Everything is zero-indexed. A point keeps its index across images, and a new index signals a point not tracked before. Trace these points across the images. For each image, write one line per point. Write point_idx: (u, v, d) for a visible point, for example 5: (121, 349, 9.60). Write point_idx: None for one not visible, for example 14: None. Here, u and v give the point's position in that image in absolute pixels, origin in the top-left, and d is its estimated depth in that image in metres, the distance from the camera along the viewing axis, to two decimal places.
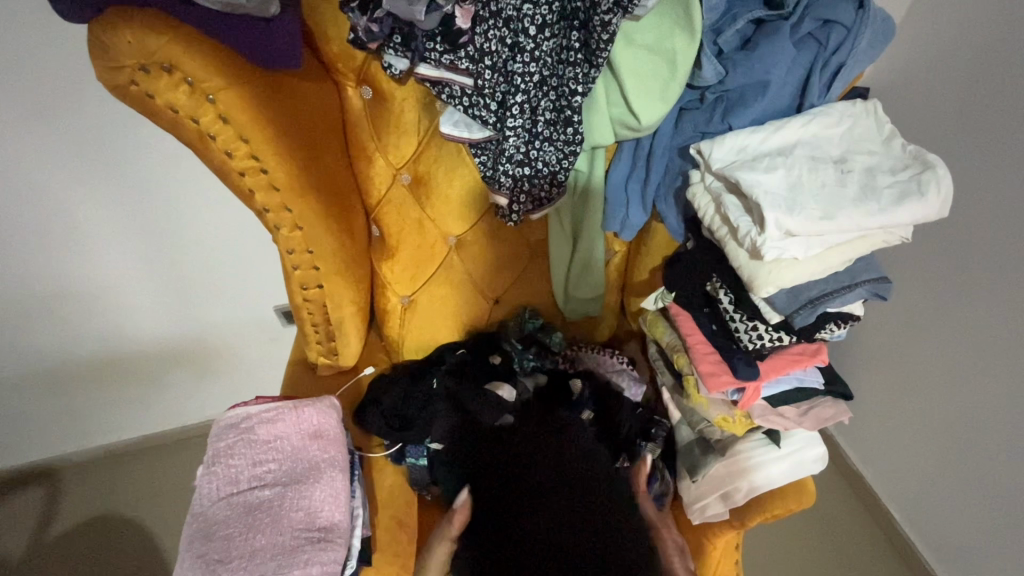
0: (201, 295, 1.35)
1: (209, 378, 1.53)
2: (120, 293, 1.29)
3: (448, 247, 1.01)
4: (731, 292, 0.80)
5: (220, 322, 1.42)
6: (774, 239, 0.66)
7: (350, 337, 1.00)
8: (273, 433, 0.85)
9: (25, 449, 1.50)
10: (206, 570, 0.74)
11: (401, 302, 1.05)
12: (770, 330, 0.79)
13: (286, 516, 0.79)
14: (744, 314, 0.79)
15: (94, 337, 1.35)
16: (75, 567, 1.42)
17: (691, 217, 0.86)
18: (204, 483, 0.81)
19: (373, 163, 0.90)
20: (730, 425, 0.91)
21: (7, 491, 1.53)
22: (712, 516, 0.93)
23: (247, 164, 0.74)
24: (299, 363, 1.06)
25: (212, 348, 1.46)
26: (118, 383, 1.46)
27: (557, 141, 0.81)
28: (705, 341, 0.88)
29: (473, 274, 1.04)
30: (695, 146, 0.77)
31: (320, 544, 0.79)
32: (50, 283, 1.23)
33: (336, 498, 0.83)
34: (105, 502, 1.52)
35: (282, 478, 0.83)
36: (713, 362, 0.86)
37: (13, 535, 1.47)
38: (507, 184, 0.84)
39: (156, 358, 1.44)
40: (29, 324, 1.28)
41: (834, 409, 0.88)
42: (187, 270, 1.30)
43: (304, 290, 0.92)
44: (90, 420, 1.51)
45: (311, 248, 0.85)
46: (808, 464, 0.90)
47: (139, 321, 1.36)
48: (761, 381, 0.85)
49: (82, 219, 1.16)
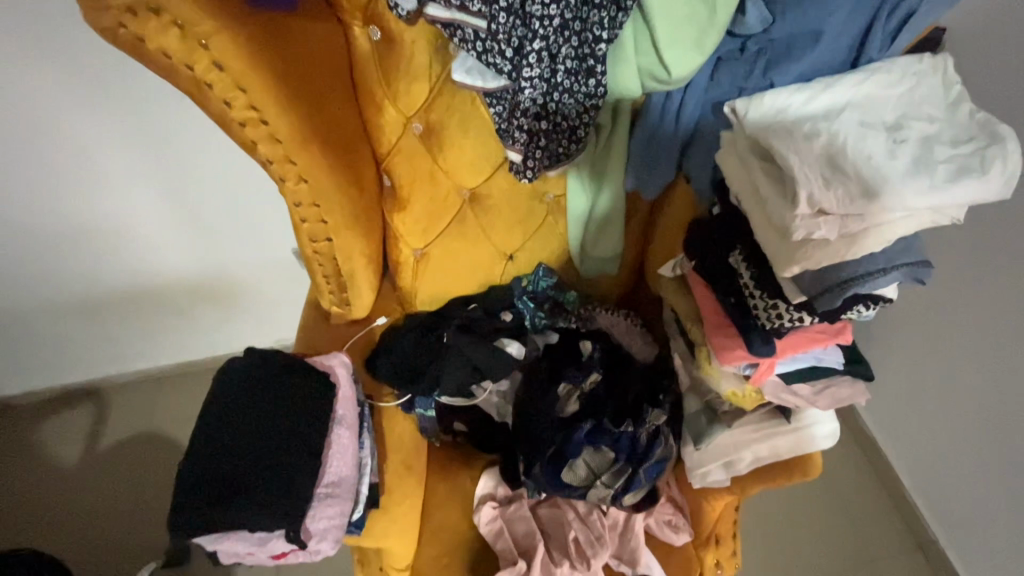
0: (220, 235, 1.36)
1: (233, 317, 1.57)
2: (144, 231, 1.32)
3: (462, 200, 0.98)
4: (754, 268, 0.74)
5: (242, 261, 1.44)
6: (804, 217, 0.59)
7: (362, 288, 0.99)
8: (210, 394, 0.75)
9: (72, 372, 1.61)
10: (212, 496, 0.68)
11: (413, 255, 1.03)
12: (790, 311, 0.72)
13: (213, 475, 0.69)
14: (764, 292, 0.73)
15: (122, 270, 1.39)
16: (120, 477, 1.56)
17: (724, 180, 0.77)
18: (216, 412, 0.73)
19: (383, 111, 0.86)
20: (739, 400, 0.86)
21: (58, 408, 1.65)
22: (713, 481, 0.94)
23: (247, 115, 0.70)
24: (311, 309, 1.06)
25: (234, 286, 1.49)
26: (148, 317, 1.51)
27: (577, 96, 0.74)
28: (717, 312, 0.84)
29: (487, 227, 1.01)
30: (729, 104, 0.70)
31: (326, 496, 0.74)
32: (75, 217, 1.25)
33: (342, 453, 0.77)
34: (146, 421, 1.63)
35: (210, 428, 0.72)
36: (727, 335, 0.81)
37: (69, 445, 1.60)
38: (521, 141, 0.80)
39: (184, 294, 1.48)
40: (59, 255, 1.32)
41: (851, 389, 0.81)
42: (204, 210, 1.30)
43: (314, 242, 0.91)
44: (128, 348, 1.59)
45: (319, 202, 0.83)
46: (818, 440, 0.90)
47: (163, 258, 1.38)
48: (775, 358, 0.79)
49: (100, 157, 1.16)
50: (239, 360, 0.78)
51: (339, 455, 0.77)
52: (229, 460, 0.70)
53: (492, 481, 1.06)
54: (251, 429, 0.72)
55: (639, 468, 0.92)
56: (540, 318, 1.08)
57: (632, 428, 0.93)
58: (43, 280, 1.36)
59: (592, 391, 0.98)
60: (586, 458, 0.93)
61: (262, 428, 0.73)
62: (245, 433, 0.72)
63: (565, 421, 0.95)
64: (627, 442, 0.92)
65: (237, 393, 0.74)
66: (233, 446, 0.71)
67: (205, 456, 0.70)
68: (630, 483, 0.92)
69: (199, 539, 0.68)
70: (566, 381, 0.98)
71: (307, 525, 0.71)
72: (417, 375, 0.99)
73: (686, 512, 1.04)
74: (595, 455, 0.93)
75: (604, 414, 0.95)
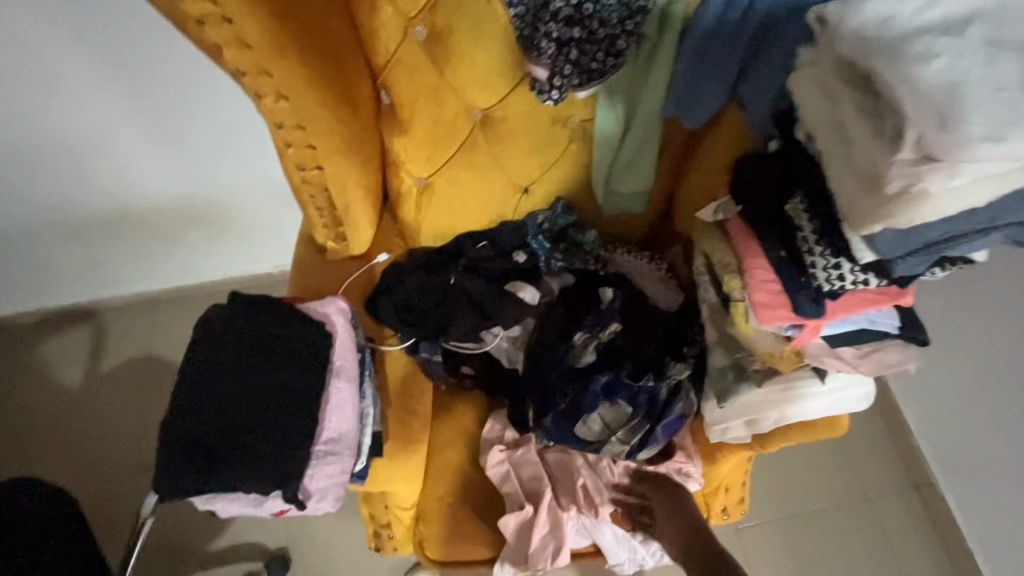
0: (202, 151, 1.21)
1: (221, 243, 1.44)
2: (116, 144, 1.18)
3: (473, 123, 0.85)
4: (818, 220, 0.64)
5: (228, 183, 1.29)
6: (906, 162, 0.48)
7: (359, 224, 0.89)
8: (192, 346, 0.68)
9: (54, 297, 1.50)
10: (200, 458, 0.62)
11: (416, 184, 0.91)
12: (856, 272, 0.64)
13: (199, 433, 0.63)
14: (828, 249, 0.63)
15: (97, 187, 1.25)
16: (111, 406, 1.45)
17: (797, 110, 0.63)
18: (199, 366, 0.66)
19: (378, 11, 0.74)
20: (775, 363, 0.78)
21: (34, 337, 1.51)
22: (731, 437, 0.89)
23: (209, 12, 0.61)
24: (304, 244, 0.96)
25: (219, 211, 1.35)
26: (128, 241, 1.39)
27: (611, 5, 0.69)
28: (765, 266, 0.71)
29: (500, 156, 0.88)
30: (816, 11, 0.58)
31: (324, 454, 0.68)
32: (35, 129, 1.11)
33: (341, 408, 0.71)
34: (149, 344, 1.52)
35: (195, 383, 0.65)
36: (771, 292, 0.70)
37: (70, 363, 1.50)
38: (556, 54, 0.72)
39: (167, 215, 1.34)
40: (23, 170, 1.19)
41: (901, 356, 0.74)
42: (182, 122, 1.15)
43: (302, 171, 0.79)
44: (112, 272, 1.47)
45: (303, 124, 0.72)
46: (851, 403, 0.84)
47: (140, 175, 1.24)
48: (824, 320, 0.71)
49: (58, 54, 1.02)
50: (223, 307, 0.71)
51: (338, 409, 0.70)
52: (215, 417, 0.64)
53: (499, 425, 1.01)
54: (241, 384, 0.66)
55: (657, 425, 0.87)
56: (559, 256, 0.98)
57: (652, 382, 0.88)
58: (9, 199, 1.24)
59: (610, 341, 0.91)
60: (601, 412, 0.88)
61: (251, 383, 0.66)
62: (233, 389, 0.65)
63: (580, 372, 0.89)
64: (646, 398, 0.87)
65: (222, 344, 0.67)
66: (221, 403, 0.65)
67: (191, 415, 0.64)
68: (647, 439, 0.87)
69: (191, 500, 0.65)
70: (582, 330, 0.91)
71: (305, 484, 0.67)
72: (421, 318, 0.92)
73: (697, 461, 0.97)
74: (611, 410, 0.88)
75: (623, 366, 0.89)
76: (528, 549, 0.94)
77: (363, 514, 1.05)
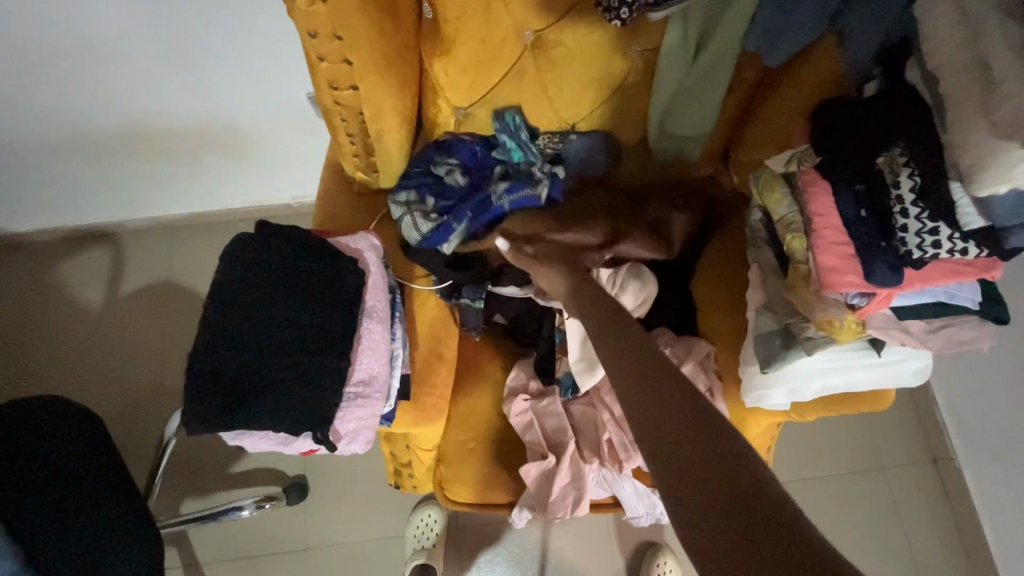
0: (219, 70, 1.11)
1: (240, 170, 1.38)
2: (124, 59, 1.06)
3: (522, 46, 0.79)
4: (919, 173, 0.57)
5: (248, 105, 1.20)
6: None
7: (393, 155, 0.83)
8: (215, 278, 0.64)
9: (68, 218, 1.45)
10: (230, 401, 0.59)
11: (455, 115, 0.85)
12: (952, 239, 0.58)
13: (228, 371, 0.60)
14: (925, 211, 0.57)
15: (106, 105, 1.15)
16: (134, 331, 1.44)
17: (917, 48, 0.58)
18: (224, 303, 0.62)
19: None
20: (835, 332, 0.70)
21: (53, 257, 1.49)
22: (770, 405, 0.83)
23: None
24: (331, 174, 0.90)
25: (240, 135, 1.27)
26: (143, 163, 1.32)
27: (512, 141, 0.84)
28: (838, 228, 0.63)
29: (549, 85, 0.82)
30: None
31: (355, 397, 0.66)
32: (32, 36, 0.99)
33: (373, 349, 0.68)
34: (167, 270, 1.49)
35: (221, 320, 0.61)
36: (841, 256, 0.62)
37: (88, 286, 1.48)
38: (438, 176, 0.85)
39: (183, 139, 1.26)
40: (24, 82, 1.07)
41: (976, 333, 0.68)
42: (198, 38, 1.04)
43: (336, 91, 0.72)
44: (127, 195, 1.41)
45: (342, 34, 0.65)
46: (904, 377, 0.79)
47: (153, 93, 1.14)
48: (898, 289, 0.64)
49: None
50: (249, 237, 0.67)
51: (370, 352, 0.68)
52: (243, 356, 0.61)
53: (524, 373, 0.99)
54: (272, 321, 0.62)
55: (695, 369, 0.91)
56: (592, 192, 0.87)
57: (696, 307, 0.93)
58: (11, 113, 1.13)
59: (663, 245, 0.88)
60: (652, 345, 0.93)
61: (281, 319, 0.63)
62: (262, 327, 0.62)
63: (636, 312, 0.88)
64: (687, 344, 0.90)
65: (250, 281, 0.63)
66: (250, 342, 0.61)
67: (217, 352, 0.60)
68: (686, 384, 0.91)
69: (220, 435, 0.63)
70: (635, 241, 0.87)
71: (336, 425, 0.65)
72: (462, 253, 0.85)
73: None
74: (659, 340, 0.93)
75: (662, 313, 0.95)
76: (549, 497, 0.92)
77: (384, 452, 1.06)
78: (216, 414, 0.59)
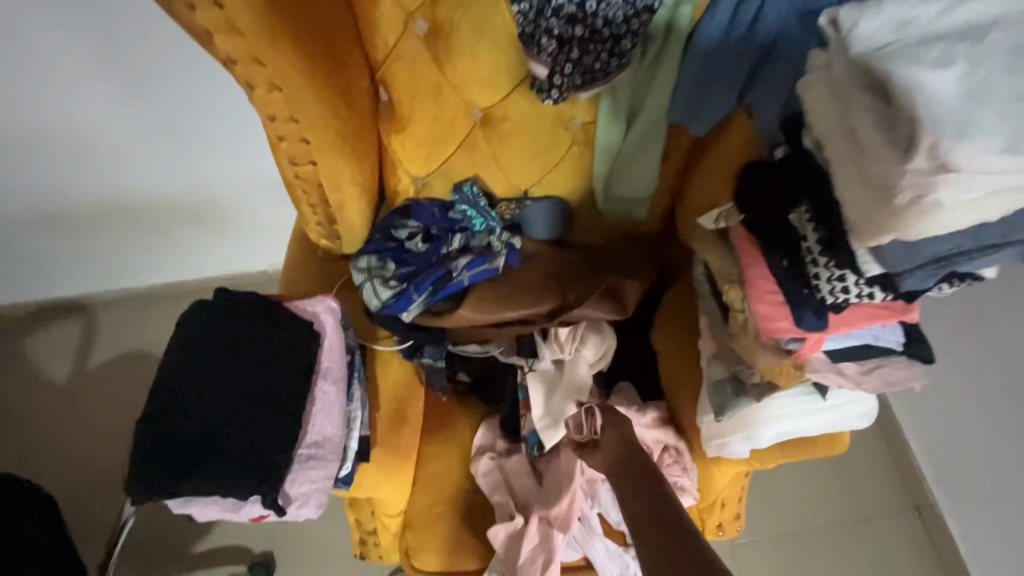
0: (196, 147, 1.18)
1: (216, 240, 1.42)
2: (108, 138, 1.14)
3: (473, 121, 0.83)
4: (823, 228, 0.61)
5: (223, 177, 1.26)
6: (919, 171, 0.47)
7: (354, 221, 0.88)
8: (173, 342, 0.66)
9: (44, 291, 1.47)
10: (177, 466, 0.59)
11: (413, 184, 0.89)
12: (861, 285, 0.62)
13: (176, 436, 0.60)
14: (832, 260, 0.61)
15: (88, 182, 1.22)
16: (99, 403, 1.42)
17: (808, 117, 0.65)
18: (179, 365, 0.64)
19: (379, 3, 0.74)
20: (776, 376, 0.74)
21: (24, 331, 1.49)
22: (729, 453, 0.85)
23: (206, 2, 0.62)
24: (299, 239, 0.95)
25: (216, 206, 1.33)
26: (117, 235, 1.36)
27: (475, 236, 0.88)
28: (767, 277, 0.70)
29: (500, 156, 0.85)
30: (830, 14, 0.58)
31: (307, 458, 0.66)
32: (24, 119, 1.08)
33: (327, 410, 0.69)
34: (139, 340, 1.49)
35: (172, 385, 0.62)
36: (773, 304, 0.69)
37: (57, 359, 1.47)
38: (398, 240, 0.87)
39: (161, 212, 1.31)
40: (11, 161, 1.14)
41: (906, 373, 0.71)
42: (177, 117, 1.12)
43: (295, 165, 0.79)
44: (104, 266, 1.44)
45: (296, 116, 0.72)
46: (852, 419, 0.81)
47: (133, 170, 1.21)
48: (826, 333, 0.68)
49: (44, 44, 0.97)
50: (207, 302, 0.69)
51: (323, 413, 0.69)
52: (193, 420, 0.61)
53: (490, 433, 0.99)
54: (224, 384, 0.64)
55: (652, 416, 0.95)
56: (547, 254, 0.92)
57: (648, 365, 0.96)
58: None
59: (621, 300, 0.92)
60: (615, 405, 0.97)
61: (234, 382, 0.64)
62: (214, 391, 0.63)
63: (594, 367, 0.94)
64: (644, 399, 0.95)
65: (206, 344, 0.65)
66: (200, 405, 0.62)
67: (166, 417, 0.61)
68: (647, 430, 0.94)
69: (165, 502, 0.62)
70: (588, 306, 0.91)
71: (286, 489, 0.65)
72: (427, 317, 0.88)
73: (692, 472, 0.92)
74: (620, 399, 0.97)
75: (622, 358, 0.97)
76: (517, 561, 0.89)
77: (349, 519, 1.03)
78: (163, 480, 0.59)
